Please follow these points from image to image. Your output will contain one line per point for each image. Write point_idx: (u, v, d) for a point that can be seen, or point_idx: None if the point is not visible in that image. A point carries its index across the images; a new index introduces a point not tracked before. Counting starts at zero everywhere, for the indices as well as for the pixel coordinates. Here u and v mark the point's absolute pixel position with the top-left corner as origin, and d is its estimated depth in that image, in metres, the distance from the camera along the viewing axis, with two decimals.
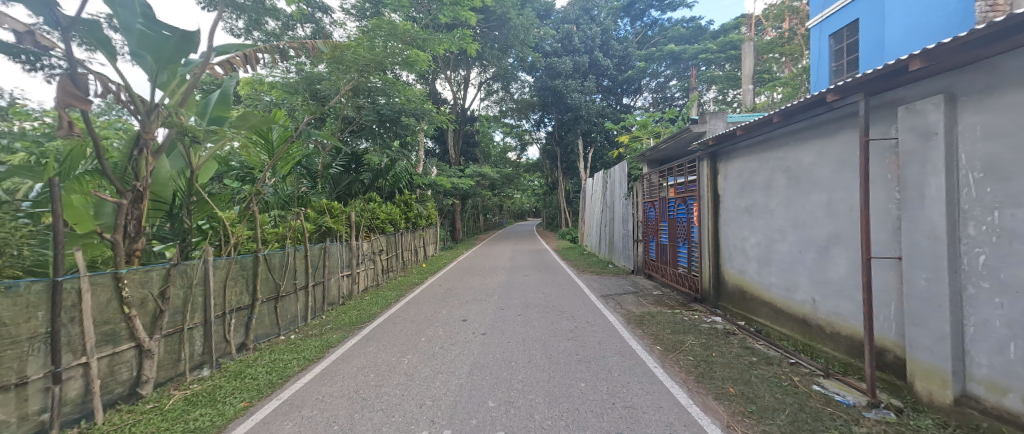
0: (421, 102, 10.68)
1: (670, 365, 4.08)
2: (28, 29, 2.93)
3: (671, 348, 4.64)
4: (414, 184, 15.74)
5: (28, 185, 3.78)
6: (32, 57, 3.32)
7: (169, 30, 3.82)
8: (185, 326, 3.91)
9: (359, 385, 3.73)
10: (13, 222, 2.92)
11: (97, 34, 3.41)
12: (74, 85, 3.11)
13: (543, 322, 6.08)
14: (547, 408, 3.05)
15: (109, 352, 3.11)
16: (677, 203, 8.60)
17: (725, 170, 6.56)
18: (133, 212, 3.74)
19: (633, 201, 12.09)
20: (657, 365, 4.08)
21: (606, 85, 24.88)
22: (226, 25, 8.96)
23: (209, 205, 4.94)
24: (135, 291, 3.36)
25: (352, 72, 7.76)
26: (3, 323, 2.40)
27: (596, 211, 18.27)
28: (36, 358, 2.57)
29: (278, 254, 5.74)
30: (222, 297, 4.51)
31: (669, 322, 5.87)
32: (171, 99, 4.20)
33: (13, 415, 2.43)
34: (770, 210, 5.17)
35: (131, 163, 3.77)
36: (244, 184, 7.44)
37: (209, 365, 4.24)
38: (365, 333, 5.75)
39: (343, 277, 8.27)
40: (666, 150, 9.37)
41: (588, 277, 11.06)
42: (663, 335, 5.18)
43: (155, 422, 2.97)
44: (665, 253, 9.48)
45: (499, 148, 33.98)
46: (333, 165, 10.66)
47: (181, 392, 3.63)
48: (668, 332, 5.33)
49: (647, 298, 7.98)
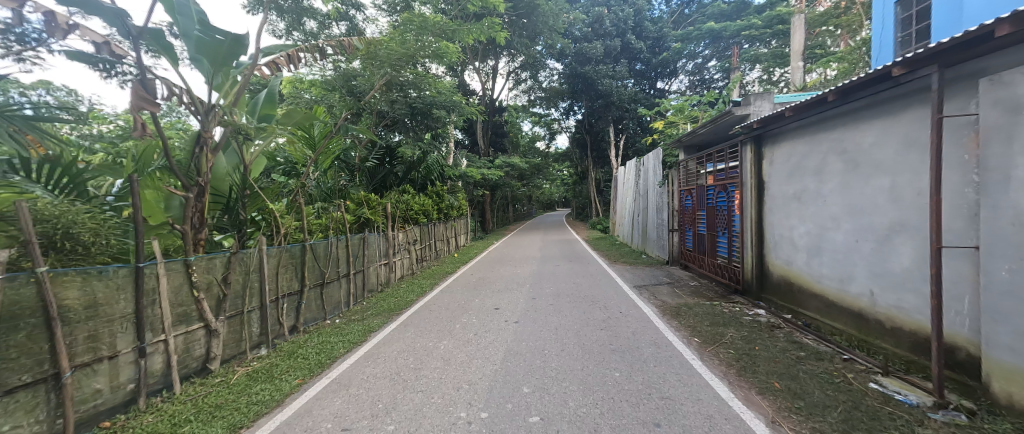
0: (452, 94, 10.84)
1: (707, 357, 4.00)
2: (104, 40, 3.25)
3: (709, 341, 4.50)
4: (446, 176, 16.12)
5: (109, 183, 4.18)
6: (108, 66, 3.65)
7: (222, 34, 4.09)
8: (245, 310, 4.28)
9: (399, 368, 3.92)
10: (101, 214, 3.23)
11: (162, 41, 3.71)
12: (145, 90, 3.42)
13: (575, 311, 6.09)
14: (581, 396, 3.06)
15: (184, 330, 3.45)
16: (715, 191, 8.27)
17: (770, 154, 6.16)
18: (197, 204, 4.09)
19: (668, 189, 11.69)
20: (696, 357, 3.97)
21: (639, 69, 24.12)
22: (269, 27, 9.48)
23: (260, 198, 5.32)
24: (202, 276, 3.69)
25: (385, 67, 8.09)
26: (100, 303, 2.71)
27: (628, 201, 17.82)
28: (125, 335, 2.89)
29: (323, 243, 6.07)
30: (275, 283, 4.86)
31: (708, 314, 5.71)
32: (224, 99, 4.52)
33: (108, 385, 2.75)
34: (823, 196, 4.81)
35: (194, 160, 4.12)
36: (290, 178, 7.94)
37: (265, 346, 4.61)
38: (403, 319, 6.01)
39: (381, 266, 8.66)
40: (704, 135, 9.02)
41: (622, 268, 10.88)
42: (700, 327, 5.04)
43: (223, 394, 3.29)
44: (703, 243, 9.12)
45: (528, 138, 33.78)
46: (369, 159, 10.92)
47: (244, 368, 3.99)
48: (706, 324, 5.19)
49: (684, 289, 7.77)
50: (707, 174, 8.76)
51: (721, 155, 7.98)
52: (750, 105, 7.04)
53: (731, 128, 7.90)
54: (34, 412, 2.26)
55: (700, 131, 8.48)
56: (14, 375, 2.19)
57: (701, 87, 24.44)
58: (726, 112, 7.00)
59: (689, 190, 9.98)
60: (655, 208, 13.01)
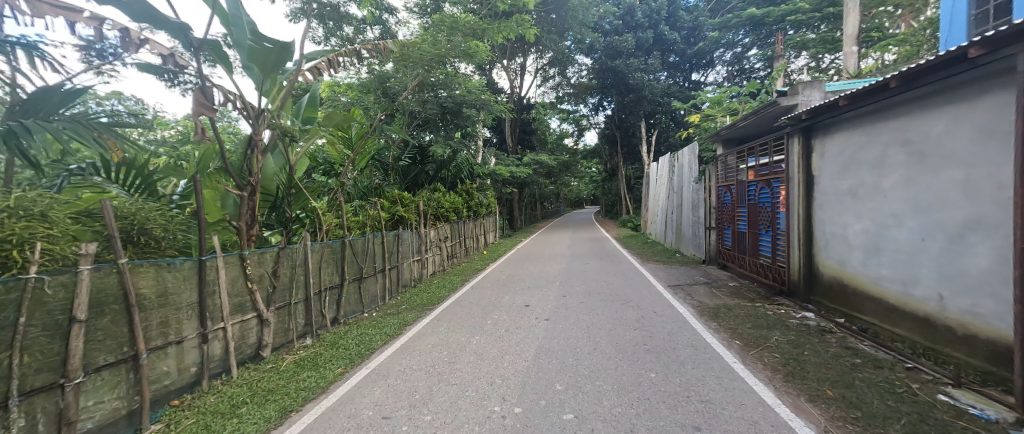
0: (481, 93, 10.94)
1: (750, 360, 3.82)
2: (169, 52, 3.54)
3: (752, 344, 4.29)
4: (475, 174, 16.33)
5: (174, 183, 4.56)
6: (171, 75, 3.98)
7: (271, 42, 4.37)
8: (292, 301, 4.55)
9: (434, 361, 4.02)
10: (169, 212, 3.54)
11: (220, 51, 3.99)
12: (205, 96, 3.71)
13: (607, 310, 6.00)
14: (616, 395, 3.02)
15: (240, 319, 3.73)
16: (758, 186, 7.86)
17: (821, 147, 5.77)
18: (249, 203, 4.37)
19: (705, 185, 11.22)
20: (737, 360, 3.80)
21: (672, 61, 23.71)
22: (309, 34, 9.97)
23: (304, 196, 5.63)
24: (255, 269, 3.96)
25: (418, 68, 8.28)
26: (170, 291, 2.98)
27: (662, 198, 17.28)
28: (190, 322, 3.15)
29: (361, 239, 6.33)
30: (318, 276, 5.12)
31: (750, 316, 5.44)
32: (272, 104, 4.80)
33: (175, 367, 3.02)
34: (882, 191, 4.45)
35: (247, 162, 4.40)
36: (329, 178, 8.32)
37: (310, 335, 4.88)
38: (436, 314, 6.15)
39: (414, 262, 8.89)
40: (745, 128, 8.59)
41: (655, 266, 10.59)
42: (742, 330, 4.81)
43: (274, 379, 3.53)
44: (743, 241, 8.70)
45: (557, 135, 33.50)
46: (402, 158, 11.24)
47: (292, 356, 4.26)
48: (748, 326, 4.95)
49: (722, 289, 7.44)
50: (748, 169, 8.35)
51: (765, 148, 7.57)
52: (798, 94, 6.63)
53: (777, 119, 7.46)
54: (115, 389, 2.52)
55: (741, 123, 8.07)
56: (101, 354, 2.44)
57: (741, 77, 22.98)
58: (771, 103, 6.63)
59: (728, 186, 9.54)
60: (691, 204, 12.52)
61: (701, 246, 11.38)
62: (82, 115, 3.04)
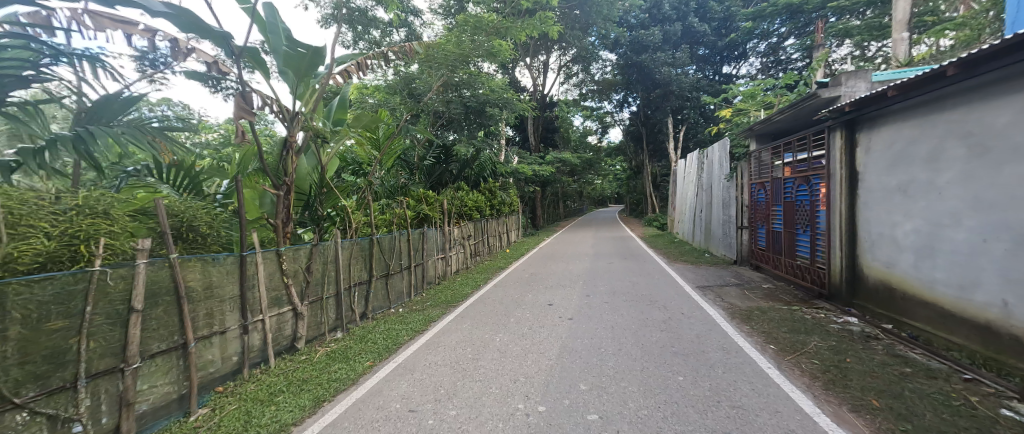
0: (504, 92, 11.00)
1: (787, 366, 3.67)
2: (213, 59, 3.77)
3: (788, 349, 4.13)
4: (498, 173, 16.44)
5: (217, 183, 4.84)
6: (216, 82, 4.24)
7: (304, 47, 4.55)
8: (324, 296, 4.75)
9: (459, 357, 4.10)
10: (213, 210, 3.77)
11: (258, 57, 4.20)
12: (245, 102, 3.93)
13: (632, 310, 5.91)
14: (641, 397, 2.98)
15: (277, 312, 3.94)
16: (795, 183, 7.51)
17: (866, 141, 5.46)
18: (285, 201, 4.60)
19: (737, 182, 10.81)
20: (772, 366, 3.67)
21: (702, 54, 23.38)
22: (339, 38, 10.32)
23: (335, 195, 5.86)
24: (291, 264, 4.17)
25: (442, 69, 8.39)
26: (215, 284, 3.19)
27: (690, 196, 16.78)
28: (232, 314, 3.36)
29: (387, 237, 6.51)
30: (348, 273, 5.31)
31: (785, 320, 5.22)
32: (305, 107, 5.00)
33: (219, 355, 3.22)
34: (937, 188, 4.16)
35: (282, 163, 4.62)
36: (358, 178, 8.61)
37: (340, 329, 5.08)
38: (460, 311, 6.26)
39: (438, 260, 9.06)
40: (781, 122, 8.23)
41: (682, 266, 10.33)
42: (778, 334, 4.63)
43: (308, 370, 3.71)
44: (778, 241, 8.33)
45: (580, 133, 33.16)
46: (427, 158, 11.44)
47: (324, 348, 4.45)
48: (785, 331, 4.75)
49: (755, 291, 7.17)
50: (784, 165, 8.00)
51: (802, 143, 7.24)
52: (840, 85, 6.35)
53: (817, 112, 7.12)
54: (167, 375, 2.72)
55: (777, 117, 7.73)
56: (156, 342, 2.64)
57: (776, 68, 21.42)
58: (811, 95, 6.33)
59: (762, 184, 9.16)
60: (721, 203, 12.11)
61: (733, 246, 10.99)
62: (138, 121, 3.29)
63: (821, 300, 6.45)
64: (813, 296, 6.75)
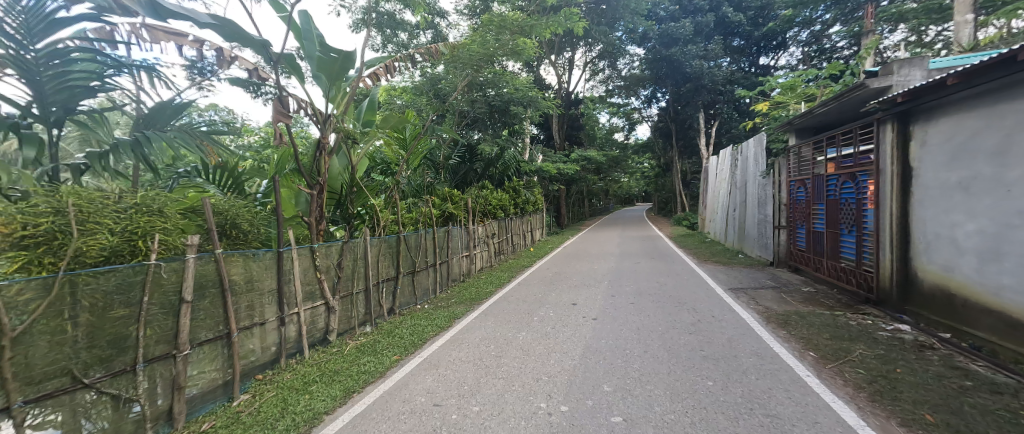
0: (528, 90, 11.00)
1: (827, 375, 3.50)
2: (253, 66, 3.99)
3: (830, 357, 3.94)
4: (522, 172, 16.46)
5: (257, 183, 5.13)
6: (256, 87, 4.49)
7: (336, 52, 4.74)
8: (354, 291, 4.94)
9: (483, 354, 4.17)
10: (254, 209, 4.00)
11: (293, 63, 4.41)
12: (283, 106, 4.14)
13: (659, 312, 5.79)
14: (668, 402, 2.94)
15: (311, 306, 4.14)
16: (839, 181, 7.11)
17: (923, 134, 5.09)
18: (317, 200, 4.82)
19: (774, 180, 10.33)
20: (811, 374, 3.51)
21: (737, 45, 22.55)
22: (369, 42, 10.66)
23: (364, 194, 6.08)
24: (323, 260, 4.37)
25: (467, 69, 8.46)
26: (256, 278, 3.40)
27: (722, 195, 16.19)
28: (270, 306, 3.57)
29: (414, 235, 6.67)
30: (376, 269, 5.49)
31: (827, 326, 4.97)
32: (337, 109, 5.19)
33: (260, 345, 3.44)
34: (1005, 185, 3.83)
35: (316, 163, 4.84)
36: (386, 177, 8.86)
37: (369, 324, 5.27)
38: (484, 309, 6.33)
39: (463, 257, 9.19)
40: (824, 115, 7.81)
41: (712, 268, 10.00)
42: (819, 341, 4.42)
43: (339, 362, 3.88)
44: (819, 242, 7.92)
45: (606, 130, 32.63)
46: (452, 157, 11.60)
47: (354, 341, 4.64)
48: (826, 337, 4.53)
49: (791, 295, 6.86)
50: (828, 161, 7.59)
51: (848, 137, 6.85)
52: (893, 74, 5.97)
53: (865, 104, 6.71)
54: (214, 362, 2.93)
55: (819, 110, 7.34)
56: (204, 331, 2.86)
57: (819, 58, 19.26)
58: (858, 85, 5.96)
59: (802, 181, 8.72)
60: (757, 202, 11.61)
61: (769, 246, 10.53)
62: (188, 126, 3.55)
63: (867, 305, 6.08)
64: (859, 301, 6.37)
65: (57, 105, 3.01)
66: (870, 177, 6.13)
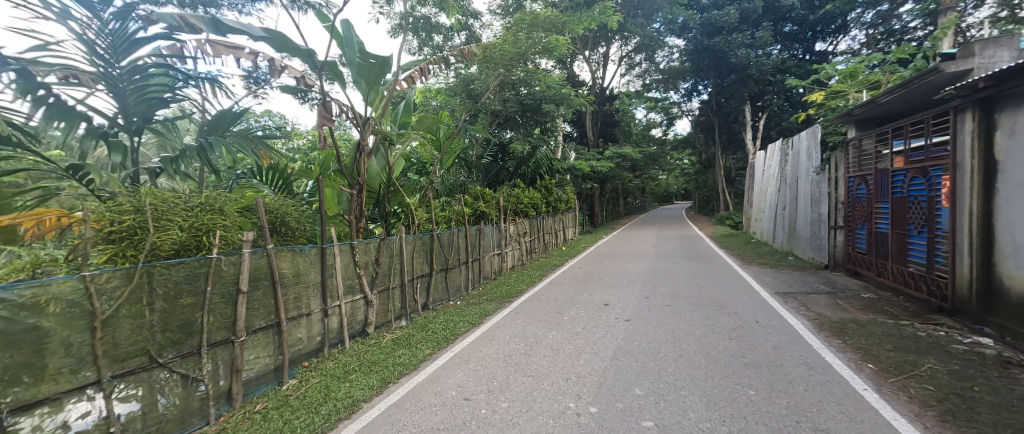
0: (561, 87, 10.89)
1: (887, 389, 3.25)
2: (301, 74, 4.28)
3: (891, 370, 3.64)
4: (554, 170, 16.42)
5: (304, 183, 5.48)
6: (303, 94, 4.80)
7: (374, 58, 4.98)
8: (390, 286, 5.17)
9: (512, 351, 4.24)
10: (301, 207, 4.29)
11: (336, 70, 4.67)
12: (327, 111, 4.42)
13: (697, 315, 5.61)
14: (703, 409, 2.86)
15: (351, 299, 4.39)
16: (907, 176, 6.53)
17: (1008, 124, 4.55)
18: (357, 199, 5.07)
19: (830, 176, 9.65)
20: (867, 387, 3.27)
21: (789, 31, 20.85)
22: (406, 46, 11.03)
23: (400, 193, 6.34)
24: (363, 256, 4.61)
25: (499, 69, 8.60)
26: (303, 271, 3.66)
27: (770, 193, 15.31)
28: (315, 298, 3.83)
29: (447, 233, 6.86)
30: (411, 266, 5.72)
31: (889, 337, 4.60)
32: (375, 112, 5.44)
33: (306, 334, 3.69)
34: None
35: (356, 165, 5.10)
36: (421, 176, 9.17)
37: (405, 318, 5.51)
38: (515, 306, 6.42)
39: (494, 255, 9.33)
40: (888, 104, 7.21)
41: (754, 270, 9.53)
42: (879, 353, 4.10)
43: (377, 353, 4.10)
44: (883, 245, 7.31)
45: (642, 126, 31.76)
46: (485, 156, 11.77)
47: (390, 334, 4.86)
48: (889, 349, 4.20)
49: (843, 301, 6.41)
50: (894, 155, 7.00)
51: (918, 127, 6.30)
52: (974, 55, 5.43)
53: (941, 90, 6.12)
54: (266, 348, 3.19)
55: (883, 99, 6.79)
56: (258, 320, 3.12)
57: (888, 40, 17.26)
58: (932, 70, 5.45)
59: (863, 177, 8.09)
60: (810, 200, 10.90)
61: (824, 248, 9.85)
62: (245, 130, 3.87)
63: (940, 315, 5.54)
64: (930, 310, 5.82)
65: (138, 116, 3.36)
66: (947, 172, 5.54)
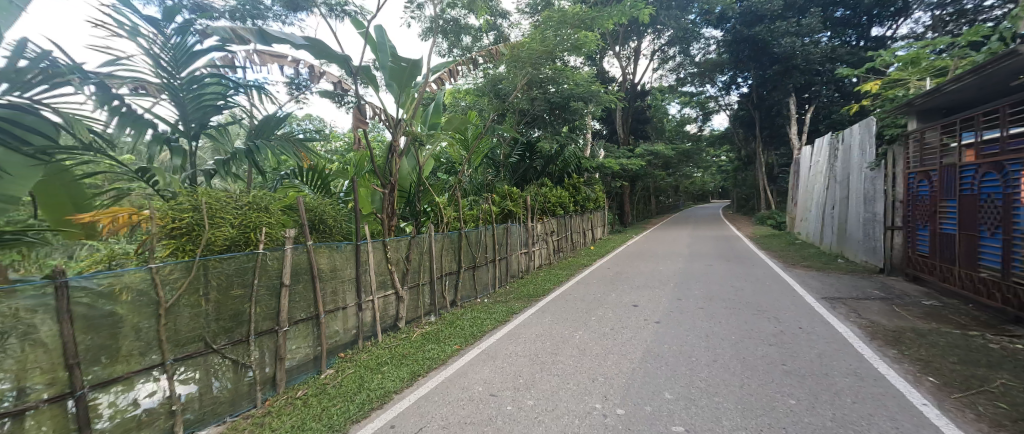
0: (589, 84, 10.74)
1: (950, 405, 2.99)
2: (338, 79, 4.49)
3: (956, 385, 3.36)
4: (582, 168, 16.27)
5: (340, 183, 5.75)
6: (340, 98, 5.03)
7: (406, 62, 5.15)
8: (420, 282, 5.34)
9: (538, 350, 4.27)
10: (337, 206, 4.52)
11: (371, 75, 4.87)
12: (361, 113, 4.61)
13: (733, 319, 5.41)
14: (738, 417, 2.77)
15: (383, 294, 4.57)
16: (979, 172, 5.98)
17: None
18: (388, 198, 5.26)
19: (887, 173, 8.98)
20: (927, 402, 3.03)
21: (840, 16, 19.57)
22: (436, 48, 11.26)
23: (430, 193, 6.51)
24: (394, 253, 4.79)
25: (526, 67, 8.63)
26: (339, 267, 3.85)
27: (818, 190, 14.42)
28: (350, 292, 4.02)
29: (475, 232, 6.98)
30: (440, 263, 5.87)
31: (955, 349, 4.23)
32: (406, 114, 5.62)
33: (342, 327, 3.90)
34: None
35: (388, 165, 5.29)
36: (450, 175, 9.37)
37: (433, 313, 5.67)
38: (541, 305, 6.44)
39: (521, 254, 9.38)
40: (955, 93, 6.62)
41: (795, 273, 9.05)
42: (942, 366, 3.78)
43: (407, 347, 4.26)
44: (949, 247, 6.72)
45: (675, 122, 30.76)
46: (512, 155, 11.84)
47: (420, 329, 5.02)
48: (954, 362, 3.86)
49: (900, 309, 5.96)
50: (963, 147, 6.42)
51: (993, 118, 5.73)
52: None
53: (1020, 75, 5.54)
54: (306, 339, 3.40)
55: (949, 88, 6.24)
56: (299, 311, 3.32)
57: (957, 22, 15.78)
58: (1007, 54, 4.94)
59: (927, 173, 7.46)
60: (863, 198, 10.19)
61: (879, 250, 9.17)
62: (288, 134, 4.11)
63: (1017, 326, 5.02)
64: (1004, 320, 5.29)
65: (195, 122, 3.67)
66: None
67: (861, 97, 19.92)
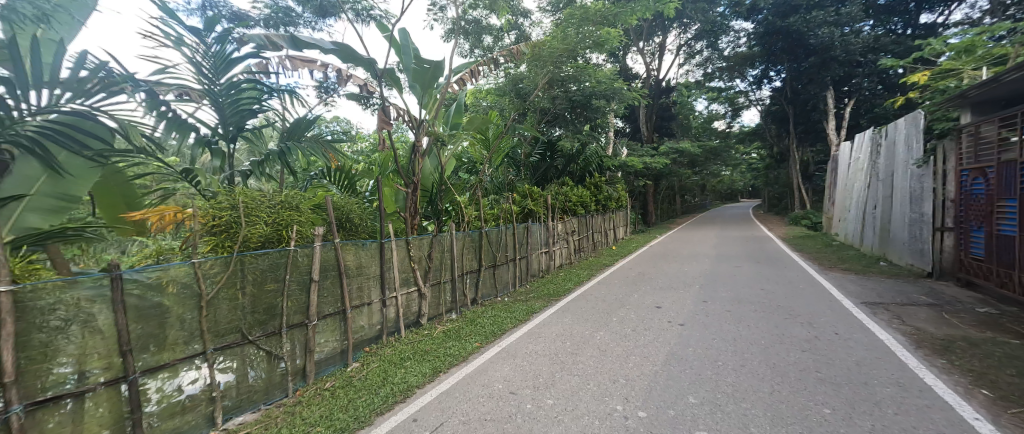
0: (612, 82, 10.62)
1: (1006, 421, 2.79)
2: (363, 82, 4.62)
3: (1013, 399, 3.12)
4: (604, 167, 16.09)
5: (366, 182, 5.92)
6: (365, 99, 5.18)
7: (429, 63, 5.26)
8: (441, 280, 5.44)
9: (558, 350, 4.28)
10: (362, 205, 4.66)
11: (395, 77, 5.00)
12: (386, 115, 4.74)
13: (763, 323, 5.23)
14: (767, 424, 2.69)
15: (406, 291, 4.69)
16: None
17: None
18: (411, 197, 5.37)
19: (936, 170, 8.42)
20: (979, 416, 2.84)
21: (881, 4, 18.52)
22: (459, 49, 11.39)
23: (451, 192, 6.60)
24: (416, 251, 4.90)
25: (547, 66, 8.62)
26: (364, 264, 3.98)
27: (859, 189, 13.68)
28: (374, 289, 4.15)
29: (495, 231, 7.04)
30: (461, 262, 5.97)
31: (1012, 360, 3.93)
32: (429, 115, 5.73)
33: (367, 322, 4.02)
34: None
35: (411, 165, 5.41)
36: (471, 175, 9.47)
37: (454, 311, 5.77)
38: (562, 305, 6.43)
39: (542, 253, 9.38)
40: (1013, 84, 6.14)
41: (830, 277, 8.65)
42: (997, 378, 3.53)
43: (429, 343, 4.36)
44: (1008, 251, 6.24)
45: (702, 119, 29.87)
46: (533, 154, 11.85)
47: (441, 326, 5.12)
48: (1012, 374, 3.59)
49: (948, 316, 5.59)
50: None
51: None
52: None
53: None
54: (334, 333, 3.54)
55: (1005, 78, 5.80)
56: (327, 306, 3.46)
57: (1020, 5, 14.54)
58: None
59: (982, 170, 6.95)
60: (910, 197, 9.59)
61: (926, 253, 8.62)
62: (316, 135, 4.27)
63: None
64: None
65: (233, 125, 3.88)
66: None
67: (906, 88, 18.74)
